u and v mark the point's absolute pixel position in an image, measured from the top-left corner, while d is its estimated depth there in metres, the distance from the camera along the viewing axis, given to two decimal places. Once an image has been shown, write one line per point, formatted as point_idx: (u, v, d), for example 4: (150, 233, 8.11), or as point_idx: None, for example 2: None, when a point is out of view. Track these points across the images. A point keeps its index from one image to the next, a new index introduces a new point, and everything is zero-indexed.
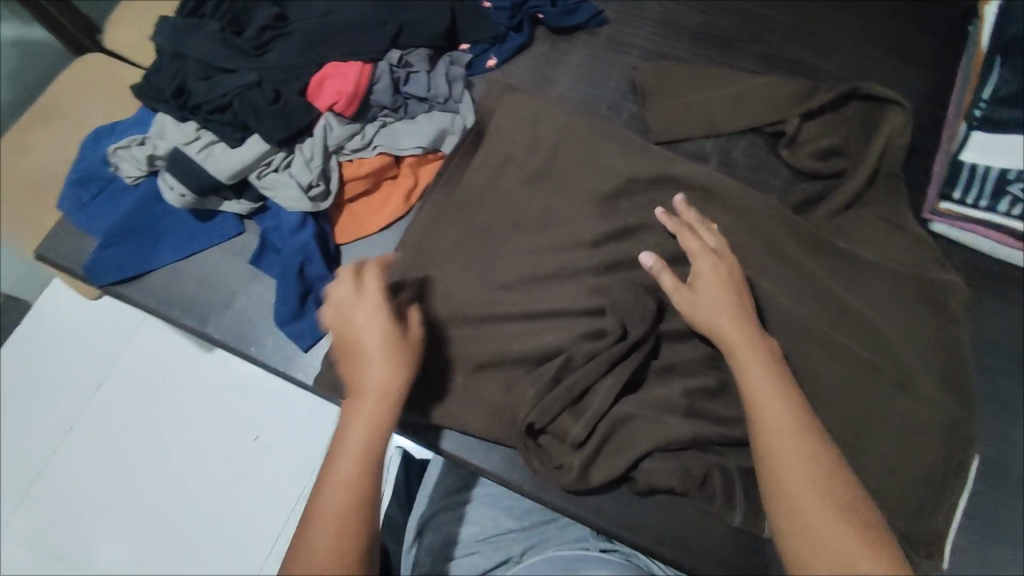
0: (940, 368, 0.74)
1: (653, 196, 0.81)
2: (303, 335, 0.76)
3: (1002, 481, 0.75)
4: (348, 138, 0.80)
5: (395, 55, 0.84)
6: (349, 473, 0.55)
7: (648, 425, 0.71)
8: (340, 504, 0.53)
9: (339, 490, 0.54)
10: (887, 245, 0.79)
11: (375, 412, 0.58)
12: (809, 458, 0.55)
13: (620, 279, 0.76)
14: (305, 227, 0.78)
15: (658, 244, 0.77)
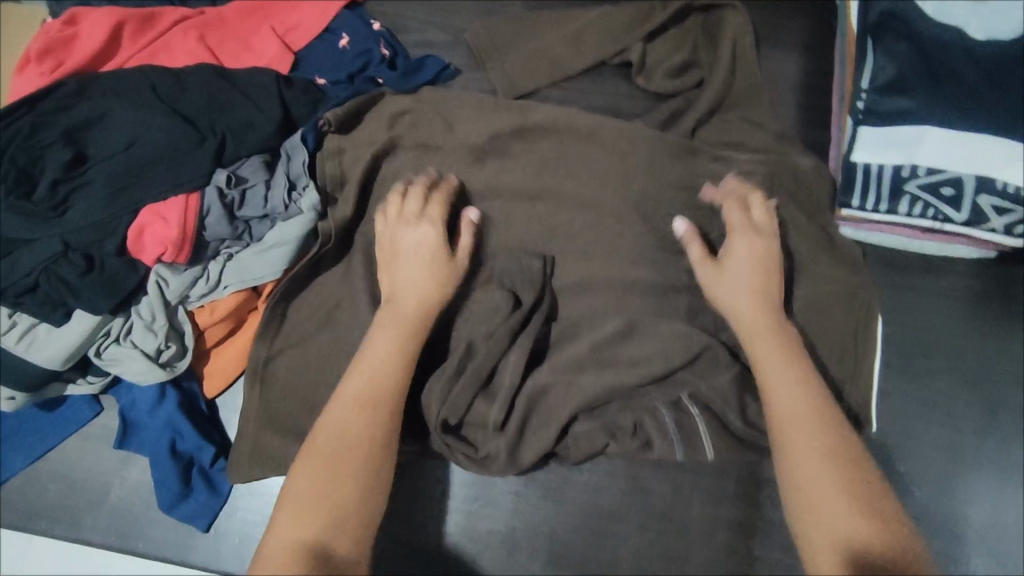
0: (821, 246, 0.77)
1: (522, 167, 0.82)
2: (195, 515, 0.70)
3: (948, 483, 0.72)
4: (190, 285, 0.72)
5: (223, 175, 0.73)
6: (347, 444, 0.62)
7: (564, 392, 0.74)
8: (317, 484, 0.60)
9: (331, 458, 0.61)
10: (760, 168, 0.80)
11: (382, 394, 0.65)
12: (801, 394, 0.64)
13: (503, 248, 0.80)
14: (166, 397, 0.71)
15: (534, 216, 0.81)
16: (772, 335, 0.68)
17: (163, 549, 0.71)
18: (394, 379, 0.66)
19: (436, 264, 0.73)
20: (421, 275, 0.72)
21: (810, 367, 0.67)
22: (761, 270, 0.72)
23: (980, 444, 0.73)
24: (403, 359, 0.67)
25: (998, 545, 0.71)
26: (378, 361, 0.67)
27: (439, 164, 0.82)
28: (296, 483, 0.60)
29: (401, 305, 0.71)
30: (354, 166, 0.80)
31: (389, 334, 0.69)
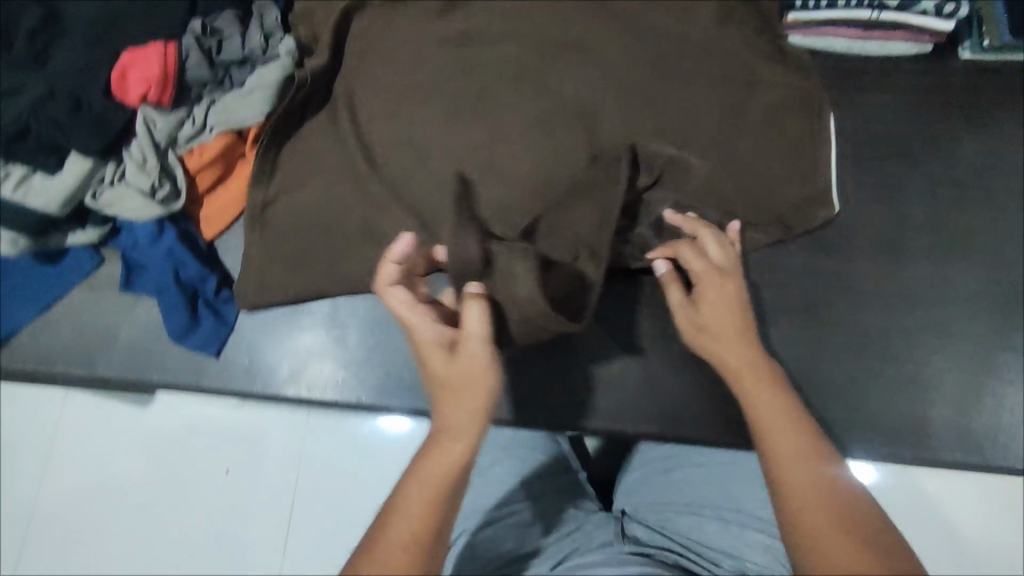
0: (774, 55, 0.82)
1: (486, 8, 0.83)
2: (206, 342, 0.75)
3: (899, 255, 0.77)
4: (177, 126, 0.75)
5: (197, 24, 0.76)
6: (420, 510, 0.55)
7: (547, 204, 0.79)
8: (400, 544, 0.54)
9: (406, 520, 0.54)
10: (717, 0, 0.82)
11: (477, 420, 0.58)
12: (815, 473, 0.57)
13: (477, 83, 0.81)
14: (164, 233, 0.75)
15: (502, 54, 0.82)
16: (759, 382, 0.63)
17: (179, 377, 0.75)
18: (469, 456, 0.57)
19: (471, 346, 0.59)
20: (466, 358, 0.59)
21: (819, 436, 0.59)
22: (755, 376, 0.64)
23: (937, 216, 0.78)
24: (472, 429, 0.58)
25: (960, 303, 0.76)
26: (463, 412, 0.58)
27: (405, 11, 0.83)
28: (394, 512, 0.55)
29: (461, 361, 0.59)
30: (326, 24, 0.83)
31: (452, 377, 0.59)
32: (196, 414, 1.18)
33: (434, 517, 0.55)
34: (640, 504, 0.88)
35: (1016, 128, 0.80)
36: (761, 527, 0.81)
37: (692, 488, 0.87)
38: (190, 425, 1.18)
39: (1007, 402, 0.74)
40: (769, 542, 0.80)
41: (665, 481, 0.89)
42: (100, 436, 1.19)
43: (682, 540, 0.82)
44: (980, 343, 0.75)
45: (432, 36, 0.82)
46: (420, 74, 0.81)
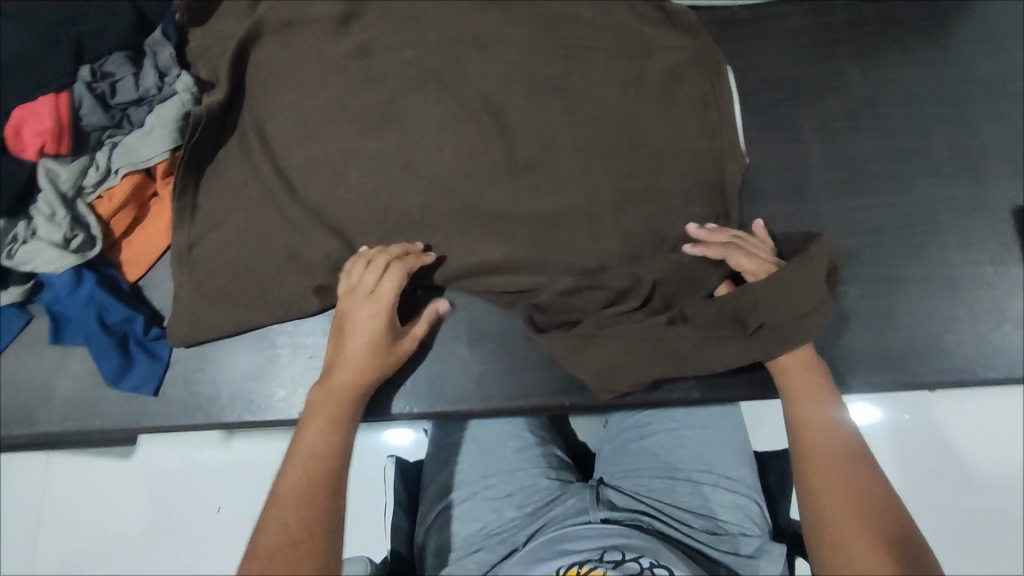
0: (662, 21, 0.84)
1: (379, 18, 0.85)
2: (142, 382, 0.75)
3: (810, 194, 0.79)
4: (81, 174, 0.76)
5: (87, 70, 0.77)
6: (302, 468, 0.62)
7: (467, 197, 0.79)
8: (308, 468, 0.62)
9: (305, 459, 0.63)
10: None
11: (375, 351, 0.71)
12: (856, 485, 0.62)
13: (382, 91, 0.83)
14: (83, 281, 0.74)
15: (401, 59, 0.84)
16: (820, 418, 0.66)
17: (122, 420, 0.75)
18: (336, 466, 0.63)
19: (355, 315, 0.71)
20: (359, 318, 0.71)
21: (866, 460, 0.63)
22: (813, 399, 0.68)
23: (838, 150, 0.80)
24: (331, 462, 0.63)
25: (872, 231, 0.77)
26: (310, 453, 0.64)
27: (302, 33, 0.85)
28: (288, 464, 0.63)
29: (354, 318, 0.71)
30: (223, 58, 0.83)
31: (353, 321, 0.71)
32: (169, 460, 1.15)
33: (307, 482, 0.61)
34: (614, 470, 0.87)
35: (902, 56, 0.82)
36: (735, 488, 0.81)
37: (665, 453, 0.85)
38: (165, 473, 1.15)
39: (933, 320, 0.74)
40: (742, 502, 0.80)
41: (638, 449, 0.87)
42: (71, 494, 1.16)
43: (656, 502, 0.79)
44: (898, 266, 0.76)
45: (333, 54, 0.84)
46: (326, 95, 0.83)
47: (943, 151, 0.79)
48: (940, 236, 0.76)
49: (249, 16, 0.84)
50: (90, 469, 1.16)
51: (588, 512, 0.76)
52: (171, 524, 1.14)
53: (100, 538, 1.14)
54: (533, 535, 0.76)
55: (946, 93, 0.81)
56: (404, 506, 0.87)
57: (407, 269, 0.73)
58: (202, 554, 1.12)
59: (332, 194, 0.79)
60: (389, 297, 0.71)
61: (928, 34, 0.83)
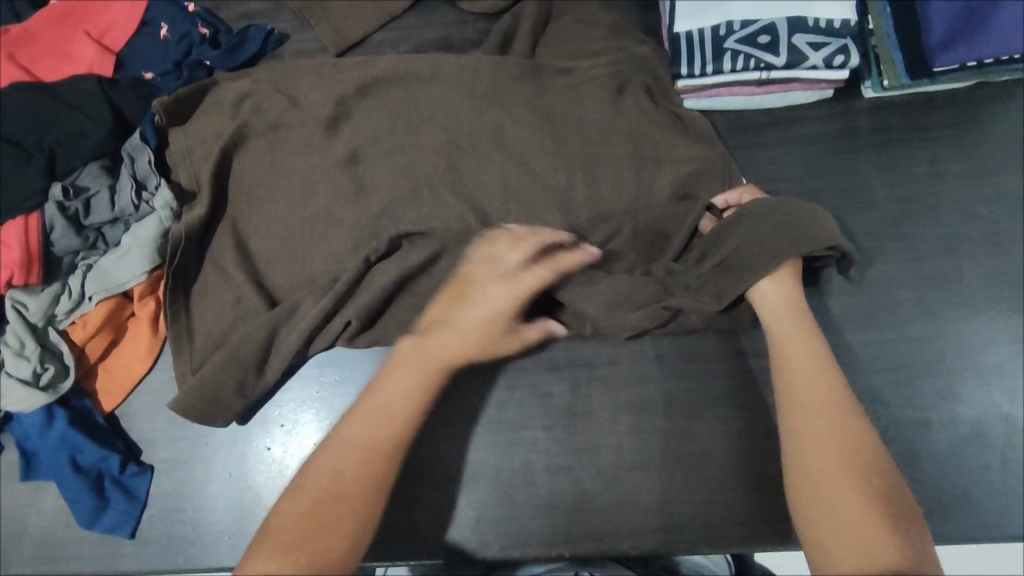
0: (676, 124, 0.77)
1: (369, 117, 0.78)
2: (117, 524, 0.71)
3: (831, 324, 0.73)
4: (53, 303, 0.72)
5: (59, 188, 0.73)
6: (359, 448, 0.60)
7: None
8: (350, 465, 0.59)
9: (360, 440, 0.60)
10: (604, 73, 0.78)
11: (434, 370, 0.66)
12: (834, 423, 0.58)
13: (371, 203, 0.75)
14: (55, 418, 0.71)
15: (393, 165, 0.77)
16: (804, 346, 0.64)
17: (97, 563, 0.71)
18: (391, 444, 0.61)
19: (461, 308, 0.68)
20: (492, 287, 0.68)
21: (847, 395, 0.61)
22: (802, 343, 0.64)
23: (862, 275, 0.74)
24: (400, 430, 0.62)
25: (895, 368, 0.72)
26: (386, 424, 0.62)
27: (287, 135, 0.78)
28: (324, 458, 0.59)
29: (433, 342, 0.67)
30: (203, 163, 0.77)
31: (427, 350, 0.67)
32: None
33: (368, 466, 0.59)
34: None
35: (931, 168, 0.77)
36: None
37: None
38: None
39: (958, 470, 0.70)
40: None
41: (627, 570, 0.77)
42: None
43: None
44: (922, 408, 0.71)
45: (321, 162, 0.77)
46: (312, 206, 0.76)
47: (973, 278, 0.74)
48: (966, 372, 0.72)
49: (234, 116, 0.78)
50: None
51: None
52: None
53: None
54: None
55: (978, 211, 0.75)
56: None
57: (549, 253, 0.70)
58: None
59: (295, 328, 0.71)
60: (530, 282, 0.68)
61: (959, 144, 0.77)
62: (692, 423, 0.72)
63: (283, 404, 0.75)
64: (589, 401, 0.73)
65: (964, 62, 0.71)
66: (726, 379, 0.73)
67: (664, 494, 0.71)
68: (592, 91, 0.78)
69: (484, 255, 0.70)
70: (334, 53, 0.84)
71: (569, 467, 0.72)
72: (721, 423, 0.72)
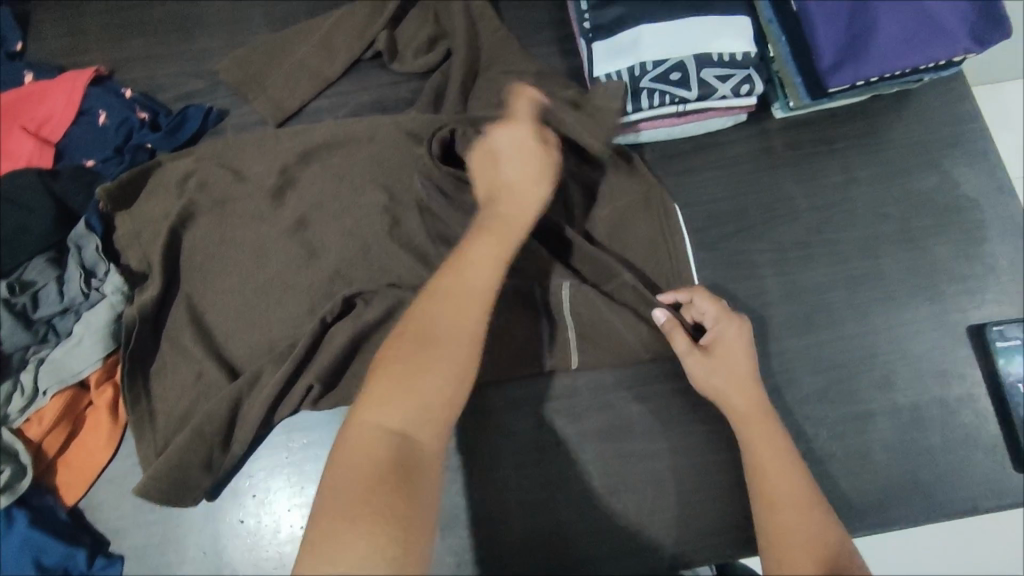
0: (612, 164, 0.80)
1: (313, 181, 0.80)
2: None
3: (772, 329, 0.78)
4: (6, 402, 0.71)
5: (6, 286, 0.73)
6: (487, 278, 0.57)
7: None
8: (465, 307, 0.54)
9: (472, 278, 0.56)
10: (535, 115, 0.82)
11: (512, 237, 0.61)
12: (795, 494, 0.60)
13: (323, 265, 0.77)
14: (16, 519, 0.69)
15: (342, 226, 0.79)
16: (763, 423, 0.65)
17: None
18: (492, 285, 0.57)
19: (511, 140, 0.67)
20: (519, 138, 0.67)
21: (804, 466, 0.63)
22: (762, 421, 0.65)
23: (795, 282, 0.79)
24: (492, 275, 0.57)
25: (835, 365, 0.77)
26: (488, 263, 0.58)
27: (234, 207, 0.80)
28: (443, 289, 0.55)
29: (505, 200, 0.64)
30: (152, 243, 0.78)
31: (496, 216, 0.62)
32: None
33: (475, 309, 0.55)
34: None
35: (843, 177, 0.83)
36: None
37: None
38: None
39: (906, 455, 0.74)
40: None
41: None
42: None
43: None
44: (865, 400, 0.76)
45: (270, 231, 0.79)
46: (265, 275, 0.77)
47: (894, 273, 0.80)
48: (900, 363, 0.77)
49: (179, 195, 0.80)
50: None
51: None
52: None
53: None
54: None
55: (890, 211, 0.82)
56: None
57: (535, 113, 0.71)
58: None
59: (258, 397, 0.72)
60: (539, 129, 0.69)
61: (865, 152, 0.84)
62: (657, 441, 0.75)
63: (253, 474, 0.75)
64: (556, 432, 0.75)
65: (854, 81, 0.76)
66: (683, 393, 0.76)
67: (637, 515, 0.73)
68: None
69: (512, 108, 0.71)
70: (273, 124, 0.87)
71: (543, 500, 0.73)
72: (683, 438, 0.75)
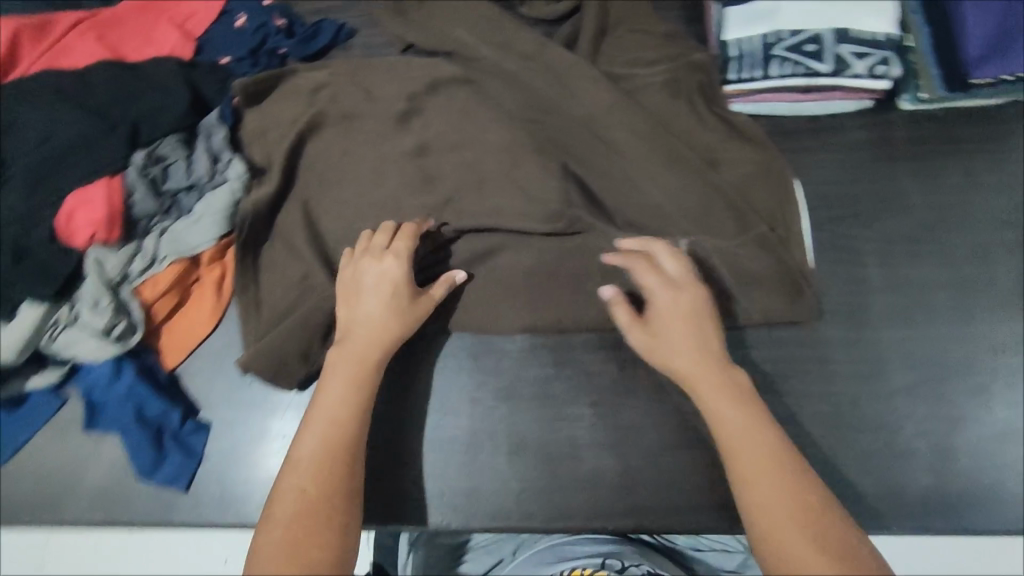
0: (735, 130, 0.80)
1: (434, 108, 0.83)
2: (174, 477, 0.74)
3: (868, 318, 0.76)
4: (128, 261, 0.75)
5: (141, 156, 0.77)
6: (336, 411, 0.64)
7: (514, 304, 0.76)
8: (322, 442, 0.62)
9: (322, 424, 0.63)
10: (658, 76, 0.83)
11: (363, 372, 0.67)
12: (783, 482, 0.57)
13: (434, 185, 0.80)
14: (123, 371, 0.74)
15: (456, 152, 0.81)
16: (729, 401, 0.63)
17: (149, 513, 0.74)
18: (347, 431, 0.63)
19: (364, 283, 0.71)
20: (368, 275, 0.71)
21: (790, 444, 0.61)
22: (732, 400, 0.63)
23: (898, 276, 0.77)
24: (352, 410, 0.65)
25: (930, 363, 0.75)
26: (336, 416, 0.64)
27: (356, 120, 0.83)
28: (290, 473, 0.61)
29: (356, 339, 0.69)
30: (276, 142, 0.82)
31: (347, 363, 0.68)
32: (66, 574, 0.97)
33: (336, 440, 0.63)
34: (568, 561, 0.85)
35: (965, 177, 0.81)
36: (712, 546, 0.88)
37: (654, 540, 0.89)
38: None
39: (992, 465, 0.72)
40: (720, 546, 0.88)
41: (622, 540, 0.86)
42: None
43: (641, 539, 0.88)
44: (956, 403, 0.74)
45: (389, 147, 0.82)
46: (377, 186, 0.80)
47: (1005, 281, 0.77)
48: (1000, 373, 0.74)
49: (306, 101, 0.83)
50: None
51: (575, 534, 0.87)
52: None
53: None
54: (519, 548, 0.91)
55: (1010, 219, 0.79)
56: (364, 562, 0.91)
57: (417, 229, 0.74)
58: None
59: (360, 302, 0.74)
60: (419, 307, 0.72)
61: (994, 156, 0.81)
62: None
63: None
64: (635, 381, 0.75)
65: (999, 76, 0.76)
66: (768, 364, 0.75)
67: (704, 473, 0.73)
68: (646, 93, 0.83)
69: (355, 252, 0.73)
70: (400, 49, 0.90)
71: (613, 443, 0.74)
72: (763, 409, 0.74)
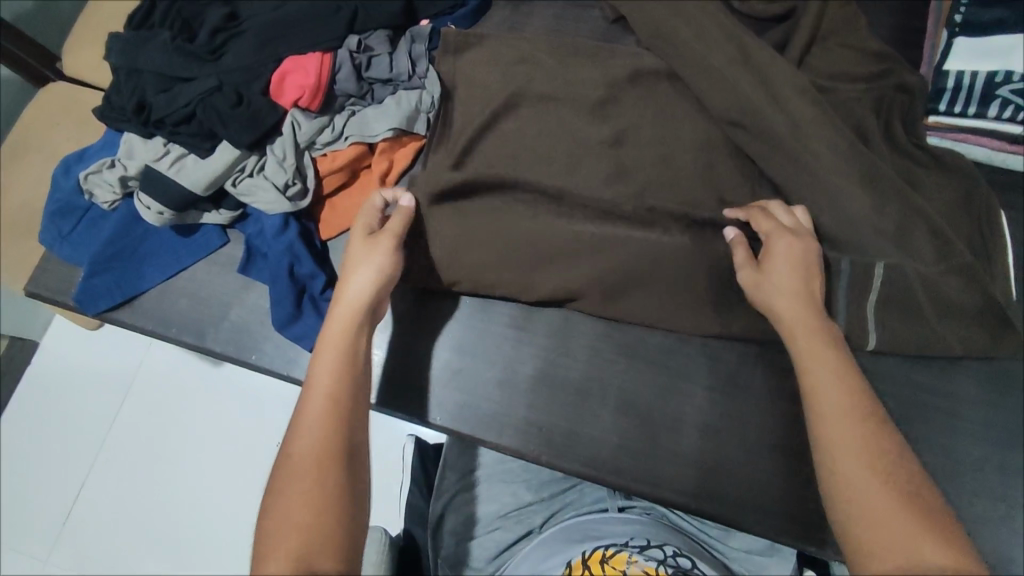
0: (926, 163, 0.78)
1: (626, 66, 0.85)
2: (304, 336, 0.79)
3: (1007, 385, 0.74)
4: (318, 132, 0.81)
5: (353, 41, 0.82)
6: (322, 403, 0.58)
7: (663, 271, 0.76)
8: (312, 442, 0.55)
9: (313, 420, 0.57)
10: (864, 89, 0.80)
11: (346, 362, 0.62)
12: (854, 424, 0.55)
13: (609, 138, 0.81)
14: (288, 227, 0.80)
15: (637, 115, 0.83)
16: (821, 343, 0.62)
17: (274, 360, 0.80)
18: (337, 432, 0.56)
19: (343, 282, 0.67)
20: (358, 264, 0.68)
21: (860, 381, 0.59)
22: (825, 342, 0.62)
23: None
24: (341, 406, 0.58)
25: None
26: (323, 412, 0.57)
27: (551, 61, 0.86)
28: (283, 485, 0.53)
29: (334, 331, 0.64)
30: (472, 62, 0.87)
31: (330, 351, 0.62)
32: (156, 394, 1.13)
33: (329, 438, 0.56)
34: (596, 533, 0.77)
35: None
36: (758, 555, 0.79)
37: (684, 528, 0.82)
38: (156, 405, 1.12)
39: None
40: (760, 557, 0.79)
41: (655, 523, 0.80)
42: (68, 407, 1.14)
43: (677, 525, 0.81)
44: None
45: (575, 92, 0.84)
46: (555, 125, 0.83)
47: None
48: None
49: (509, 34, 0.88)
50: (99, 374, 1.15)
51: (605, 500, 0.82)
52: (136, 460, 1.09)
53: (112, 448, 1.10)
54: (552, 514, 0.83)
55: None
56: (422, 483, 0.94)
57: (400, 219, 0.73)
58: (200, 504, 1.06)
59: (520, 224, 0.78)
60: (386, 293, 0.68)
61: None
62: None
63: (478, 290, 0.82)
64: (753, 377, 0.76)
65: None
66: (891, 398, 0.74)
67: (802, 485, 0.71)
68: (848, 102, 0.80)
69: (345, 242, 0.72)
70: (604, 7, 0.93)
71: (718, 429, 0.74)
72: None
